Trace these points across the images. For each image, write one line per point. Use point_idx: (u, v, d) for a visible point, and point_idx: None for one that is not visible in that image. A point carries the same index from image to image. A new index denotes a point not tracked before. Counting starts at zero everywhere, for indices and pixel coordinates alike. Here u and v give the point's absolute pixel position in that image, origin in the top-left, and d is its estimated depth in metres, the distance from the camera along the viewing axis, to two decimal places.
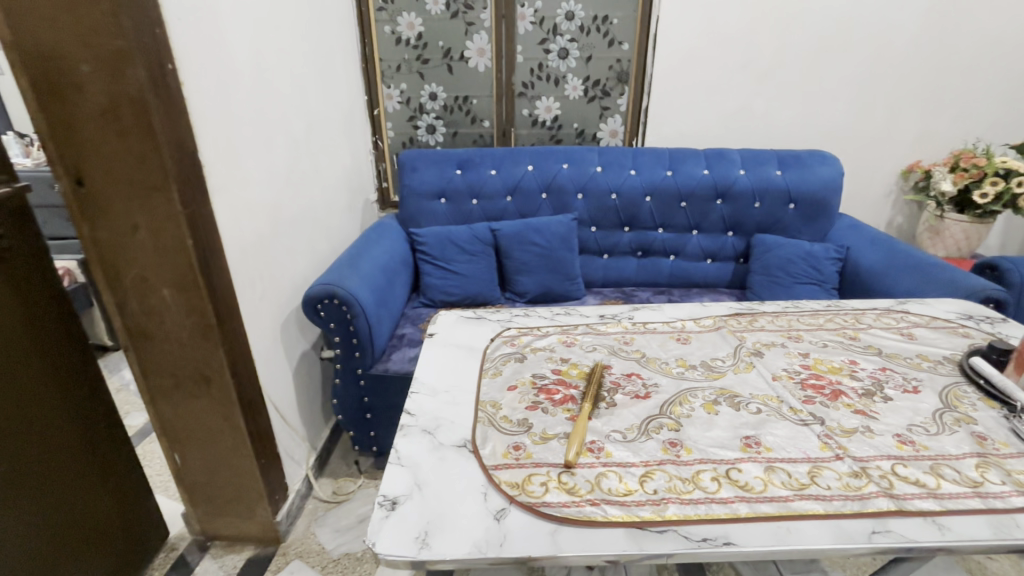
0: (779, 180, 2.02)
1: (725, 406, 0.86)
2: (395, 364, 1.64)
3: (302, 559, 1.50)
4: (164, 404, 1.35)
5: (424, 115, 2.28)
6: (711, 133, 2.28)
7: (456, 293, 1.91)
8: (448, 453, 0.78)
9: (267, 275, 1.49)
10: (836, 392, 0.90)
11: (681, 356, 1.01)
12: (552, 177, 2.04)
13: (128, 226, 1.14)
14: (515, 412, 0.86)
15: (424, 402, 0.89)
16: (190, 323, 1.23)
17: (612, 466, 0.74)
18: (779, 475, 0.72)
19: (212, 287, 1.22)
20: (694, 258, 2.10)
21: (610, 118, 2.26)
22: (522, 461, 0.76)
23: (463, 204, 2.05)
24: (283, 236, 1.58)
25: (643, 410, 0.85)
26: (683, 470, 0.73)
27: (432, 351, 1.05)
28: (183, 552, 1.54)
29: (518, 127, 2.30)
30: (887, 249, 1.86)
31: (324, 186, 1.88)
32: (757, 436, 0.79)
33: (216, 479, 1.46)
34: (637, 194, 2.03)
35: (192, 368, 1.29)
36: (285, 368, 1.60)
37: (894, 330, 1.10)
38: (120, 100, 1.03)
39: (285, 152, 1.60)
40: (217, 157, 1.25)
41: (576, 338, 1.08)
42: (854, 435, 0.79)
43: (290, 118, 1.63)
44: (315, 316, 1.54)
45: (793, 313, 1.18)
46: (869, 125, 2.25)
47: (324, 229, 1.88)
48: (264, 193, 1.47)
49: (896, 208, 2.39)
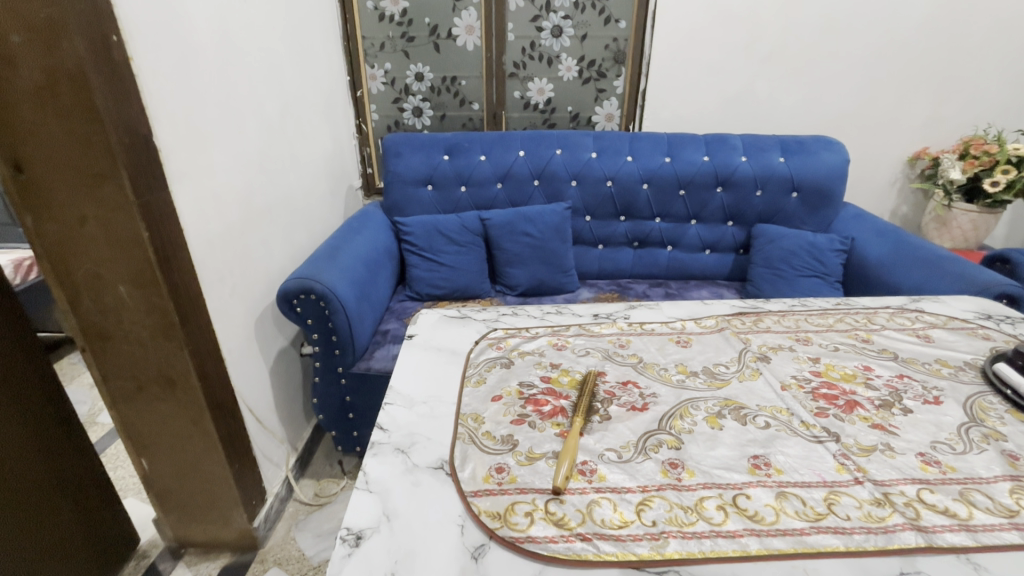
0: (781, 167, 1.93)
1: (730, 420, 0.78)
2: (377, 363, 1.55)
3: (281, 566, 1.43)
4: (127, 408, 1.26)
5: (410, 97, 2.16)
6: (712, 117, 2.17)
7: (444, 286, 1.81)
8: (422, 477, 0.70)
9: (239, 268, 1.40)
10: (850, 403, 0.82)
11: (681, 362, 0.93)
12: (544, 163, 1.94)
13: (75, 218, 1.04)
14: (499, 427, 0.78)
15: (398, 415, 0.81)
16: (150, 322, 1.14)
17: (606, 492, 0.66)
18: (792, 504, 0.64)
19: (174, 284, 1.13)
20: (692, 248, 2.01)
21: (606, 101, 2.16)
22: (505, 486, 0.67)
23: (451, 191, 1.95)
24: (256, 225, 1.48)
25: (640, 425, 0.77)
26: (685, 498, 0.65)
27: (409, 355, 0.96)
28: (155, 560, 1.46)
29: (508, 111, 2.18)
30: (895, 240, 1.78)
31: (302, 172, 1.77)
32: (766, 456, 0.71)
33: (187, 486, 1.38)
34: (634, 181, 1.93)
35: (154, 370, 1.20)
36: (260, 367, 1.51)
37: (910, 331, 1.02)
38: (57, 76, 0.92)
39: (258, 137, 1.50)
40: (175, 142, 1.14)
41: (568, 340, 1.00)
42: (872, 454, 0.72)
43: (263, 100, 1.52)
44: (291, 313, 1.45)
45: (801, 313, 1.10)
46: (876, 110, 2.16)
47: (302, 217, 1.78)
48: (233, 180, 1.37)
49: (901, 196, 2.31)
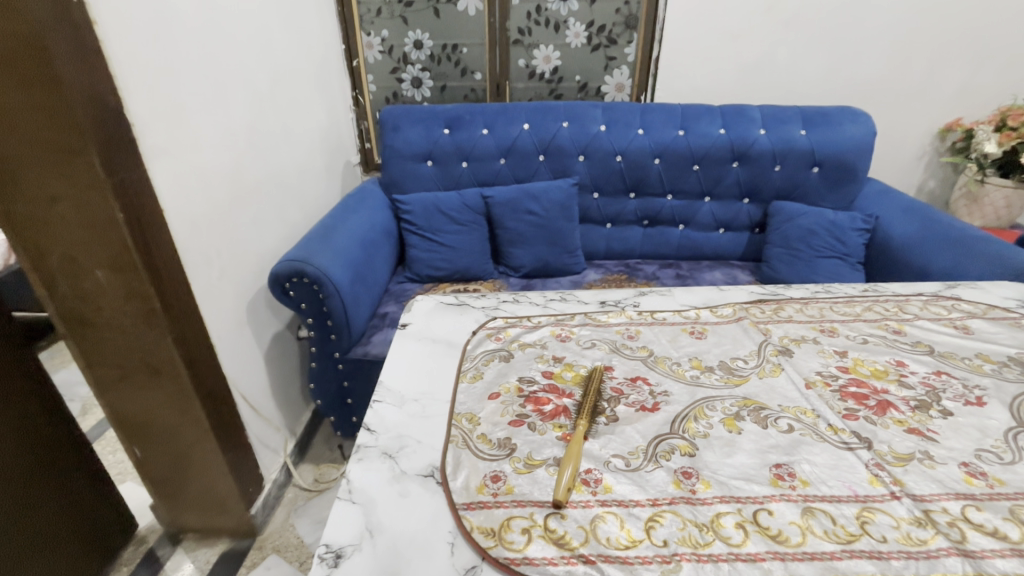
0: (803, 140, 1.81)
1: (750, 423, 0.71)
2: (375, 348, 1.49)
3: (279, 553, 1.41)
4: (115, 396, 1.22)
5: (408, 66, 2.04)
6: (728, 86, 2.04)
7: (444, 267, 1.74)
8: (410, 486, 0.64)
9: (228, 249, 1.33)
10: (882, 403, 0.75)
11: (695, 356, 0.85)
12: (550, 136, 1.83)
13: (46, 198, 0.97)
14: (496, 429, 0.71)
15: (387, 415, 0.75)
16: (131, 308, 1.08)
17: (612, 506, 0.60)
18: (820, 522, 0.57)
19: (155, 268, 1.06)
20: (705, 227, 1.92)
21: (616, 70, 2.03)
22: (500, 498, 0.61)
23: (451, 166, 1.85)
24: (245, 204, 1.41)
25: (650, 428, 0.71)
26: (700, 513, 0.59)
27: (402, 346, 0.90)
28: (154, 546, 1.45)
29: (512, 80, 2.06)
30: (923, 218, 1.67)
31: (294, 147, 1.68)
32: (790, 465, 0.65)
33: (181, 474, 1.35)
34: (645, 156, 1.83)
35: (140, 358, 1.15)
36: (254, 352, 1.46)
37: (946, 322, 0.94)
38: (14, 42, 0.83)
39: (246, 110, 1.41)
40: (151, 116, 1.06)
41: (572, 331, 0.92)
42: (909, 464, 0.64)
43: (251, 70, 1.43)
44: (284, 297, 1.38)
45: (825, 300, 1.01)
46: (907, 78, 2.01)
47: (296, 195, 1.70)
48: (218, 156, 1.29)
49: (929, 170, 2.17)
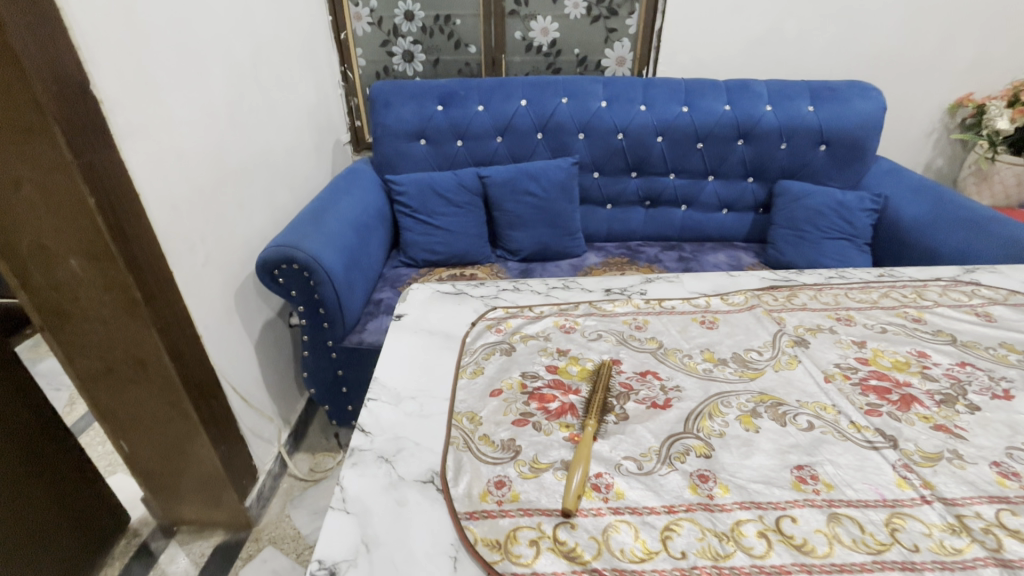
0: (810, 116, 1.75)
1: (767, 421, 0.67)
2: (369, 336, 1.43)
3: (276, 545, 1.38)
4: (98, 389, 1.17)
5: (399, 39, 1.94)
6: (733, 60, 1.96)
7: (441, 251, 1.68)
8: (408, 494, 0.59)
9: (212, 235, 1.26)
10: (905, 398, 0.71)
11: (707, 347, 0.81)
12: (549, 113, 1.76)
13: (9, 181, 0.90)
14: (499, 429, 0.67)
15: (383, 415, 0.70)
16: (110, 298, 1.02)
17: (625, 514, 0.56)
18: (847, 531, 0.54)
19: (133, 257, 1.00)
20: (708, 207, 1.86)
21: (617, 42, 1.94)
22: (505, 507, 0.57)
23: (446, 146, 1.78)
24: (229, 187, 1.33)
25: (662, 428, 0.67)
26: (718, 521, 0.55)
27: (397, 339, 0.85)
28: (147, 538, 1.41)
29: (509, 54, 1.97)
30: (933, 197, 1.62)
31: (281, 125, 1.60)
32: (812, 466, 0.61)
33: (172, 467, 1.31)
34: (647, 133, 1.76)
35: (122, 351, 1.10)
36: (243, 342, 1.41)
37: (966, 308, 0.90)
38: None
39: (226, 86, 1.32)
40: (123, 93, 0.98)
41: (577, 322, 0.88)
42: (938, 464, 0.61)
43: (231, 43, 1.34)
44: (273, 284, 1.32)
45: (840, 286, 0.97)
46: (918, 50, 1.94)
47: (285, 175, 1.62)
48: (198, 135, 1.21)
49: (937, 148, 2.12)
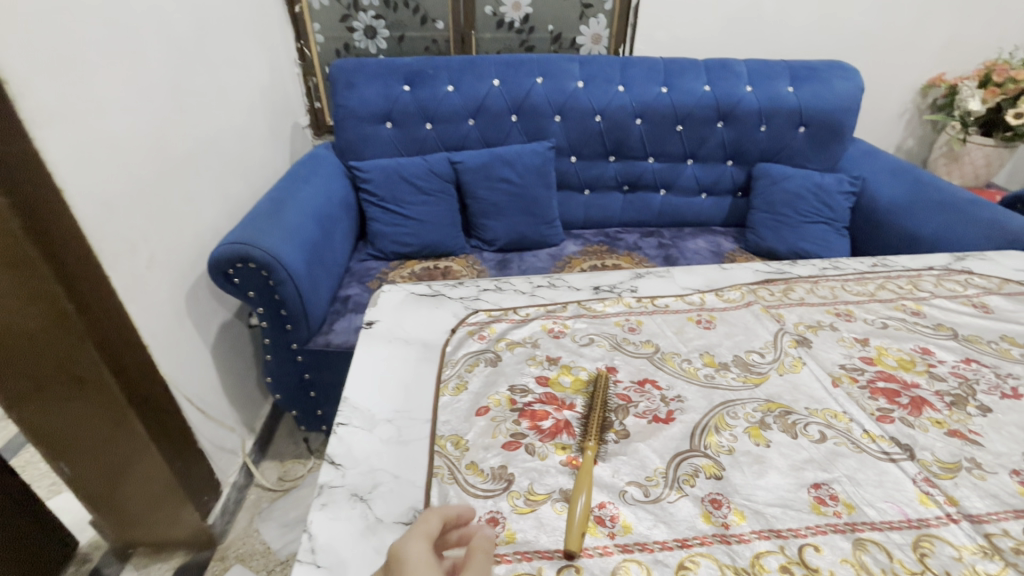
0: (790, 98, 1.71)
1: (778, 433, 0.62)
2: (337, 337, 1.34)
3: (243, 563, 1.29)
4: (30, 411, 1.04)
5: (360, 12, 1.79)
6: (712, 39, 1.90)
7: (412, 243, 1.58)
8: (389, 540, 0.52)
9: (155, 232, 1.13)
10: (916, 400, 0.67)
11: (706, 350, 0.76)
12: (523, 93, 1.66)
13: None
14: (488, 455, 0.60)
15: (356, 443, 0.62)
16: (35, 310, 0.89)
17: (635, 551, 0.50)
18: (875, 559, 0.49)
19: (61, 262, 0.87)
20: (687, 191, 1.81)
21: (592, 18, 1.85)
22: (500, 551, 0.50)
23: (414, 129, 1.66)
24: (173, 177, 1.20)
25: (667, 445, 0.61)
26: (738, 556, 0.50)
27: (369, 351, 0.76)
28: (99, 564, 1.29)
29: (479, 31, 1.85)
30: (911, 180, 1.62)
31: (230, 106, 1.45)
32: (830, 484, 0.56)
33: (121, 488, 1.19)
34: (626, 115, 1.69)
35: (54, 367, 0.97)
36: (197, 347, 1.28)
37: (963, 299, 0.87)
38: None
39: (164, 63, 1.18)
40: (36, 72, 0.84)
41: (565, 325, 0.81)
42: (958, 474, 0.57)
43: (169, 13, 1.20)
44: (228, 285, 1.20)
45: (835, 278, 0.93)
46: (894, 30, 1.91)
47: (237, 162, 1.48)
48: (133, 119, 1.07)
49: (909, 129, 2.13)
